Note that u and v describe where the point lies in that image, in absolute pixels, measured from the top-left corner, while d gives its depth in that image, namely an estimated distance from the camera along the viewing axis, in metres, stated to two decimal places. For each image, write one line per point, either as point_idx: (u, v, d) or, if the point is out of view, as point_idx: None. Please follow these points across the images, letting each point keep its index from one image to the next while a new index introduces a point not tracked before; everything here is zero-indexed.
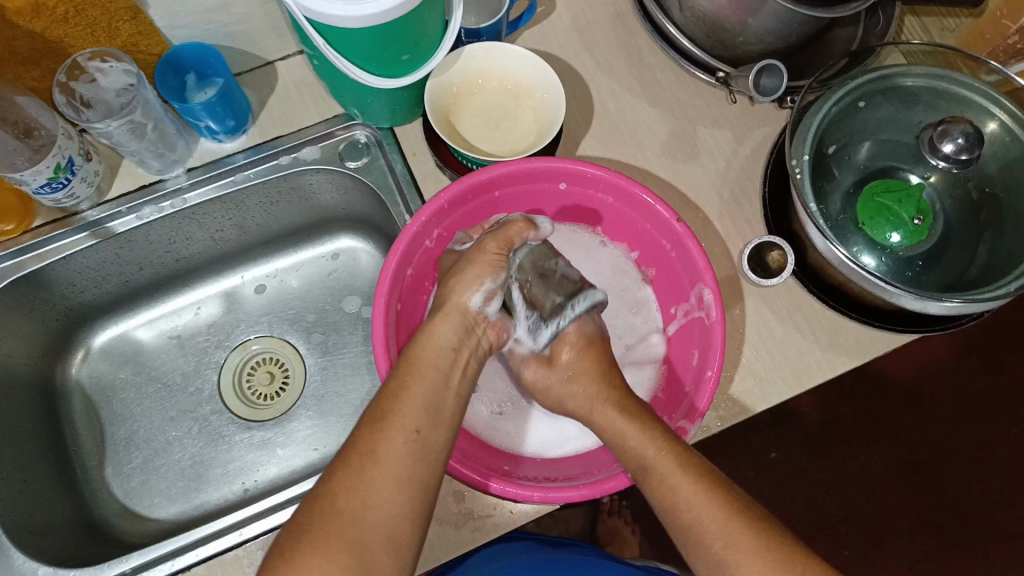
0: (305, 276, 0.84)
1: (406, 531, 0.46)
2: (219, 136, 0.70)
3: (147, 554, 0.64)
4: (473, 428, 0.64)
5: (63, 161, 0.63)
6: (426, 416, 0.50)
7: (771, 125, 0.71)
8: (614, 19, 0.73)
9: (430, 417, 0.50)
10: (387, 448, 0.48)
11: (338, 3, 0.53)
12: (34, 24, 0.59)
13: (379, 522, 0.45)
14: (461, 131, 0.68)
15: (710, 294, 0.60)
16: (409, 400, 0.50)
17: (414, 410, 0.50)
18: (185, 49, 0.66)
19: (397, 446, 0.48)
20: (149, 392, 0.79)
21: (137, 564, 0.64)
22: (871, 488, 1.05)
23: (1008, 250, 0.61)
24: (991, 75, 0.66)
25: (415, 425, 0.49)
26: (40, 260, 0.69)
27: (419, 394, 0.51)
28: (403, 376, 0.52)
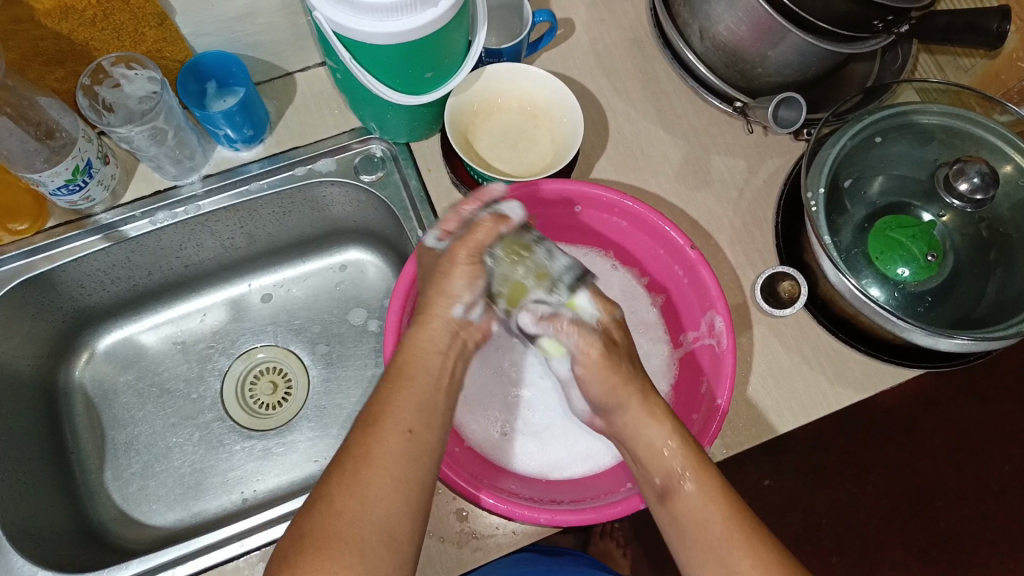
0: (312, 286, 0.83)
1: (403, 530, 0.45)
2: (236, 144, 0.71)
3: (149, 562, 0.64)
4: (480, 447, 0.64)
5: (81, 163, 0.63)
6: (418, 413, 0.49)
7: (784, 156, 0.72)
8: (633, 45, 0.74)
9: (425, 416, 0.49)
10: (381, 448, 0.47)
11: (367, 20, 0.54)
12: (61, 26, 0.59)
13: (376, 525, 0.44)
14: (479, 149, 0.68)
15: (721, 321, 0.60)
16: (401, 398, 0.49)
17: (408, 409, 0.49)
18: (208, 57, 0.66)
19: (390, 447, 0.47)
20: (151, 397, 0.79)
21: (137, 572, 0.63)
22: (865, 521, 1.04)
23: (1018, 290, 0.62)
24: (1005, 115, 0.67)
25: (409, 425, 0.48)
26: (51, 261, 0.68)
27: (411, 395, 0.50)
28: (393, 379, 0.51)
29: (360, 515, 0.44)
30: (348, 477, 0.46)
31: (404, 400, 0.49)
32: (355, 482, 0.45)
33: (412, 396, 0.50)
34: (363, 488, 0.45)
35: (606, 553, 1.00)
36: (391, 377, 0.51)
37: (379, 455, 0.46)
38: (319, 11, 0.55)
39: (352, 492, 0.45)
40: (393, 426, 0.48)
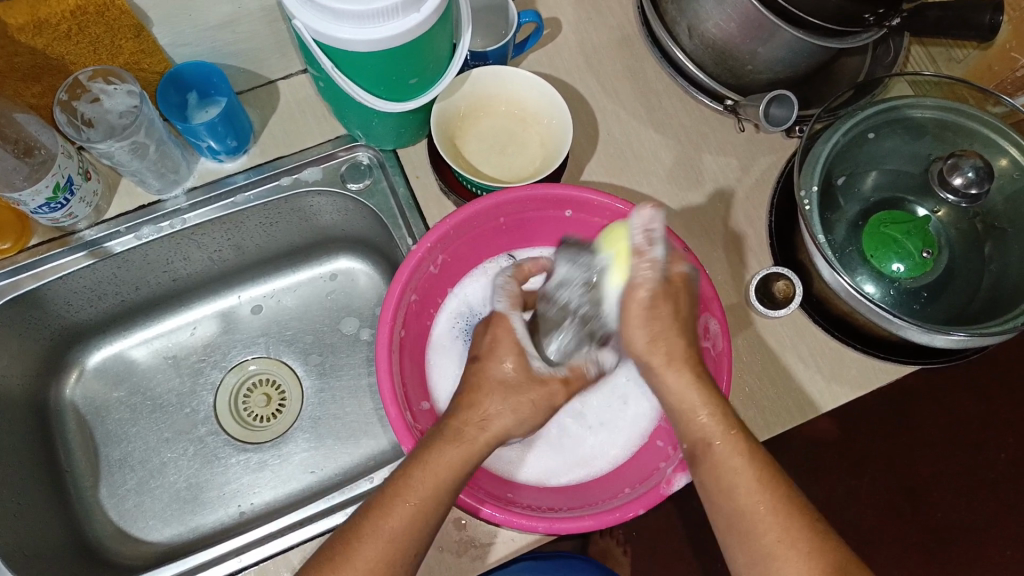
0: (302, 295, 0.82)
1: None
2: (220, 155, 0.69)
3: None
4: None
5: (62, 180, 0.62)
6: (440, 490, 0.49)
7: (777, 153, 0.71)
8: (621, 44, 0.73)
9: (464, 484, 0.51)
10: (415, 511, 0.48)
11: (348, 28, 0.53)
12: (36, 41, 0.57)
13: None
14: (467, 154, 0.67)
15: (716, 325, 0.60)
16: (430, 469, 0.49)
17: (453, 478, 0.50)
18: (188, 67, 0.65)
19: (413, 517, 0.48)
20: (144, 412, 0.78)
21: None
22: (861, 511, 1.04)
23: (1014, 285, 0.61)
24: (999, 107, 0.66)
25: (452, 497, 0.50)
26: (36, 280, 0.67)
27: (460, 465, 0.50)
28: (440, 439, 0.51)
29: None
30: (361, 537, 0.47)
31: (433, 478, 0.49)
32: (371, 547, 0.47)
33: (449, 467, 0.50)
34: (375, 556, 0.47)
35: (606, 551, 0.99)
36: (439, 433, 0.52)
37: (398, 521, 0.48)
38: (299, 19, 0.54)
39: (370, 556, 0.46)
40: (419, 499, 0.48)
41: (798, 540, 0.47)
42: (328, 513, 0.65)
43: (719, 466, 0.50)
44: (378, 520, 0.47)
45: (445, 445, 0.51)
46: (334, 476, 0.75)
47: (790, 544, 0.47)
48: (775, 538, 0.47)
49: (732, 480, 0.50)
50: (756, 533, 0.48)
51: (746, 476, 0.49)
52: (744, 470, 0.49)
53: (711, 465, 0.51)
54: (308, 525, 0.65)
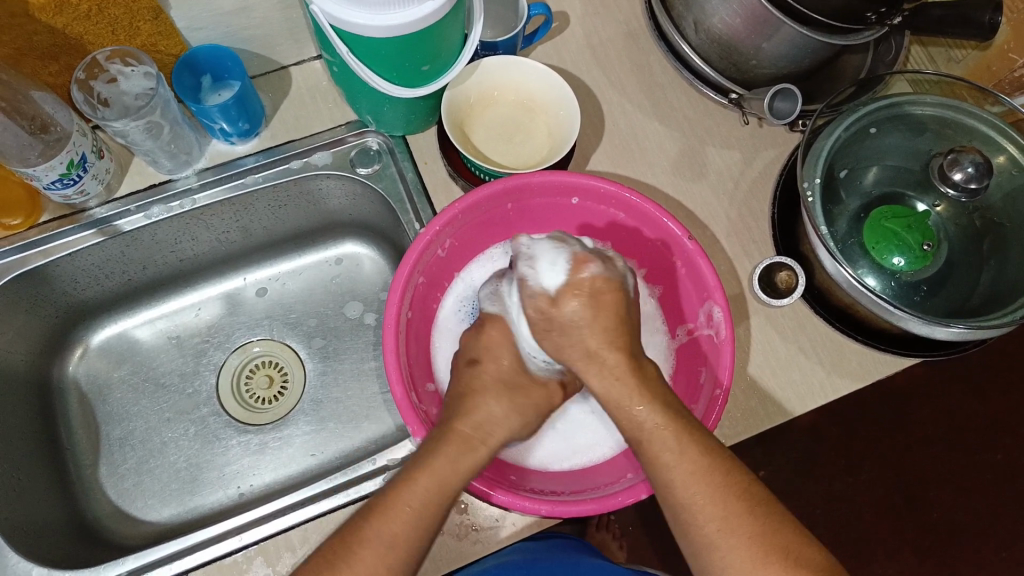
0: (306, 280, 0.83)
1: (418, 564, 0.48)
2: (231, 138, 0.70)
3: (146, 557, 0.64)
4: None
5: (76, 157, 0.63)
6: (440, 491, 0.49)
7: (780, 148, 0.72)
8: (628, 38, 0.74)
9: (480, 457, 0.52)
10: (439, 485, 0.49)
11: (364, 12, 0.54)
12: (56, 19, 0.58)
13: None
14: (475, 141, 0.68)
15: (719, 312, 0.61)
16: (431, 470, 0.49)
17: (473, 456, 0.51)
18: (203, 50, 0.66)
19: (417, 517, 0.48)
20: (146, 392, 0.78)
21: (134, 567, 0.63)
22: (859, 514, 1.02)
23: (1013, 280, 0.62)
24: (997, 106, 0.67)
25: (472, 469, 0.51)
26: (45, 256, 0.68)
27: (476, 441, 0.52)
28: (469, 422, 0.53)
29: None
30: (361, 544, 0.46)
31: (435, 476, 0.49)
32: (374, 549, 0.46)
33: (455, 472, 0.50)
34: (376, 560, 0.46)
35: (603, 544, 0.99)
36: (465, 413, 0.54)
37: (419, 494, 0.48)
38: (316, 4, 0.55)
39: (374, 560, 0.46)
40: (417, 499, 0.48)
41: (738, 529, 0.48)
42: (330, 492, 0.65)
43: (673, 464, 0.50)
44: (375, 528, 0.47)
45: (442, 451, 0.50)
46: (335, 459, 0.75)
47: (732, 533, 0.48)
48: (717, 528, 0.48)
49: (673, 475, 0.50)
50: (699, 524, 0.49)
51: (683, 471, 0.49)
52: (686, 463, 0.50)
53: (651, 461, 0.51)
54: (310, 504, 0.65)
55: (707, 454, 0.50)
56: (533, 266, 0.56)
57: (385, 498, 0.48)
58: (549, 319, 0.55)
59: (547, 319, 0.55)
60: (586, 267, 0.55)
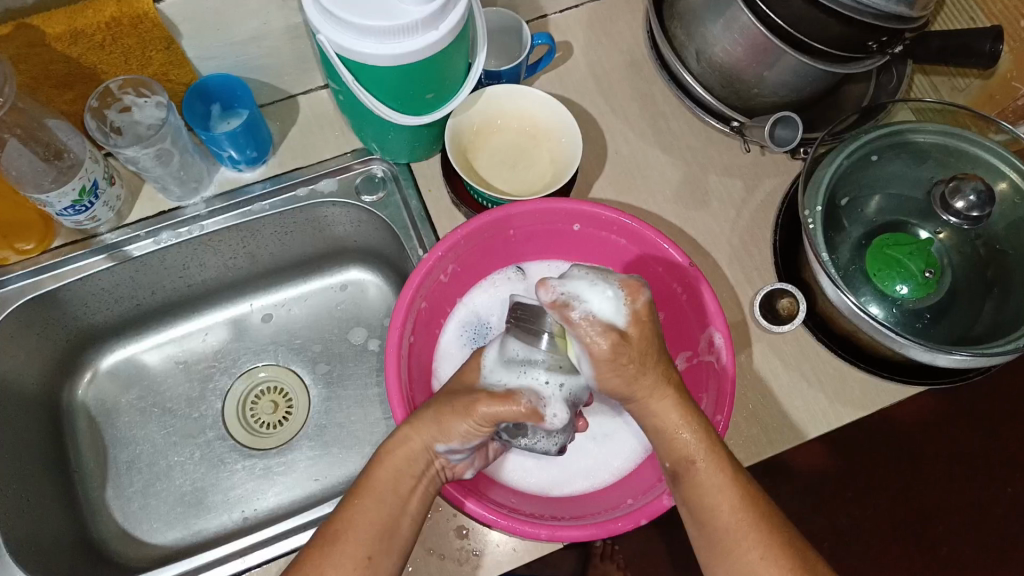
0: (312, 305, 0.84)
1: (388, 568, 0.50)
2: (240, 165, 0.72)
3: None
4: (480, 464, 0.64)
5: (88, 183, 0.64)
6: (407, 478, 0.53)
7: (782, 176, 0.72)
8: (630, 67, 0.75)
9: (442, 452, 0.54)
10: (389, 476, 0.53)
11: (370, 42, 0.55)
12: (71, 49, 0.60)
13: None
14: (478, 168, 0.69)
15: (721, 339, 0.60)
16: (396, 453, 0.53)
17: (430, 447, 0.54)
18: (213, 79, 0.67)
19: (382, 510, 0.51)
20: (152, 416, 0.79)
21: None
22: (865, 546, 1.01)
23: (1018, 308, 0.62)
24: (1000, 134, 0.67)
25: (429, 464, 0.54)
26: (56, 280, 0.69)
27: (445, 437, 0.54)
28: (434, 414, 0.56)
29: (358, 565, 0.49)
30: (335, 535, 0.50)
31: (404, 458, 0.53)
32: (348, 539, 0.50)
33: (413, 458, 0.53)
34: (348, 551, 0.49)
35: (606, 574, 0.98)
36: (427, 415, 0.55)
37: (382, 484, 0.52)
38: (323, 34, 0.56)
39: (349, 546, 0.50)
40: (385, 485, 0.52)
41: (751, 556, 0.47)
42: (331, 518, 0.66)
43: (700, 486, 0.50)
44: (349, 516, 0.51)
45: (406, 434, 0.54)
46: (338, 485, 0.75)
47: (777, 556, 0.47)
48: (758, 555, 0.48)
49: (710, 501, 0.50)
50: (739, 549, 0.48)
51: (723, 497, 0.49)
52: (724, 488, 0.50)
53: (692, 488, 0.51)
54: (313, 529, 0.65)
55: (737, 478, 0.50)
56: (588, 303, 0.50)
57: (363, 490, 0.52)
58: (565, 356, 0.55)
59: (562, 355, 0.55)
60: (639, 294, 0.51)
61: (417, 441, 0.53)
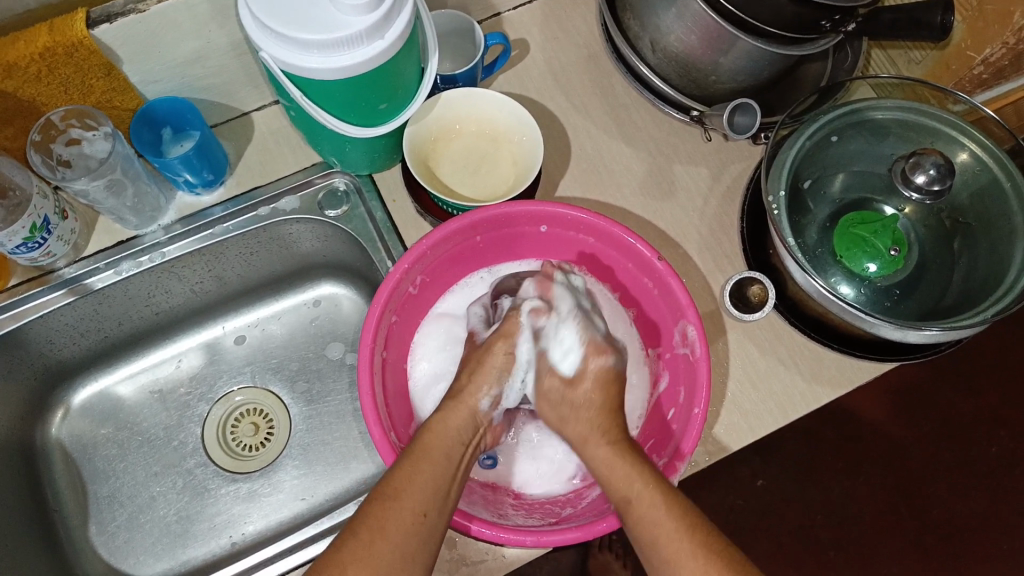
0: (287, 323, 0.83)
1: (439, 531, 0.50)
2: (196, 188, 0.70)
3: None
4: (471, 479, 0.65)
5: (38, 220, 0.62)
6: (453, 459, 0.54)
7: (746, 161, 0.72)
8: (588, 61, 0.74)
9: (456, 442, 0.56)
10: (434, 446, 0.54)
11: (314, 56, 0.53)
12: (7, 83, 0.57)
13: (429, 541, 0.49)
14: (441, 176, 0.68)
15: (693, 330, 0.60)
16: (418, 483, 0.51)
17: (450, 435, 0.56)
18: (159, 103, 0.65)
19: (430, 476, 0.52)
20: (131, 448, 0.78)
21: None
22: (857, 516, 1.01)
23: (984, 278, 0.62)
24: (958, 105, 0.68)
25: (454, 449, 0.55)
26: (16, 320, 0.67)
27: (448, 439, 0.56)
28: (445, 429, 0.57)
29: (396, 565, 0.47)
30: (390, 506, 0.49)
31: (424, 498, 0.50)
32: (388, 532, 0.48)
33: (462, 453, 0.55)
34: (404, 515, 0.49)
35: (605, 566, 0.99)
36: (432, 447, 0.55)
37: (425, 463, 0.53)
38: (265, 51, 0.54)
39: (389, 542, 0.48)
40: (402, 540, 0.48)
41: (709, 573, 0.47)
42: (318, 538, 0.65)
43: (641, 519, 0.50)
44: (403, 483, 0.51)
45: (435, 452, 0.54)
46: (325, 502, 0.75)
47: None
48: None
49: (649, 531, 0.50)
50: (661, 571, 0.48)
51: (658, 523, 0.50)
52: (662, 523, 0.49)
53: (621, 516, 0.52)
54: (299, 549, 0.64)
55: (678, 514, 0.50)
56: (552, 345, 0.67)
57: (363, 542, 0.47)
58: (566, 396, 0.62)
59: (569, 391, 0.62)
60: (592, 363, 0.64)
61: (464, 408, 0.59)
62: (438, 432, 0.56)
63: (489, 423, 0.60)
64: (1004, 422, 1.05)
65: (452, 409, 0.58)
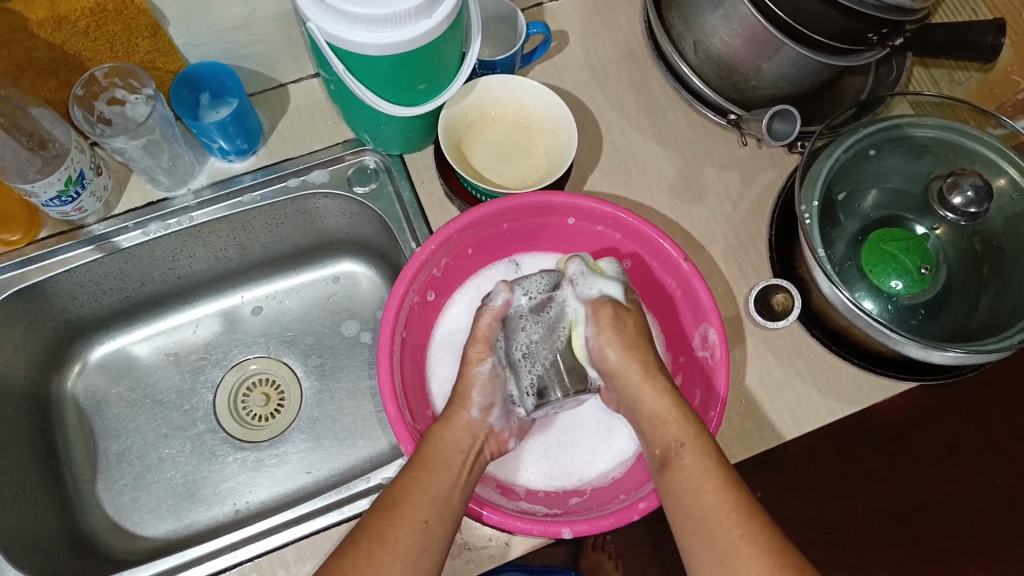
0: (303, 298, 0.83)
1: (442, 538, 0.50)
2: (229, 156, 0.71)
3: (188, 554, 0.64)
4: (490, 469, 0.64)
5: (74, 173, 0.63)
6: (457, 464, 0.54)
7: (778, 169, 0.72)
8: (626, 57, 0.74)
9: (457, 452, 0.55)
10: (437, 454, 0.54)
11: (360, 30, 0.54)
12: (54, 35, 0.58)
13: (431, 548, 0.49)
14: (472, 161, 0.68)
15: (715, 334, 0.59)
16: (421, 492, 0.51)
17: (454, 441, 0.56)
18: (201, 68, 0.66)
19: (430, 485, 0.52)
20: (143, 408, 0.78)
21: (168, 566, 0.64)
22: (857, 537, 1.01)
23: (1011, 304, 0.61)
24: (998, 128, 0.67)
25: (460, 454, 0.55)
26: (43, 272, 0.68)
27: (444, 451, 0.55)
28: (436, 440, 0.56)
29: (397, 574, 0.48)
30: (387, 518, 0.50)
31: (425, 504, 0.51)
32: (387, 546, 0.48)
33: (465, 459, 0.55)
34: (405, 527, 0.49)
35: (598, 565, 0.99)
36: (419, 460, 0.54)
37: (429, 475, 0.52)
38: (312, 22, 0.55)
39: (391, 555, 0.48)
40: (393, 563, 0.48)
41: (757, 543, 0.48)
42: (323, 511, 0.65)
43: (686, 469, 0.52)
44: (403, 492, 0.51)
45: (438, 466, 0.53)
46: (329, 477, 0.75)
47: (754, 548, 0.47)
48: (738, 535, 0.48)
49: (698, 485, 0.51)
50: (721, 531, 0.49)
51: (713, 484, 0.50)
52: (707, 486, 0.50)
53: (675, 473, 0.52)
54: (305, 521, 0.65)
55: (727, 484, 0.50)
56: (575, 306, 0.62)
57: (363, 551, 0.48)
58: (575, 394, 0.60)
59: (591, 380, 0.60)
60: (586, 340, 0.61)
61: (455, 421, 0.57)
62: (447, 447, 0.55)
63: (489, 431, 0.59)
64: (1019, 455, 1.04)
65: (452, 418, 0.58)
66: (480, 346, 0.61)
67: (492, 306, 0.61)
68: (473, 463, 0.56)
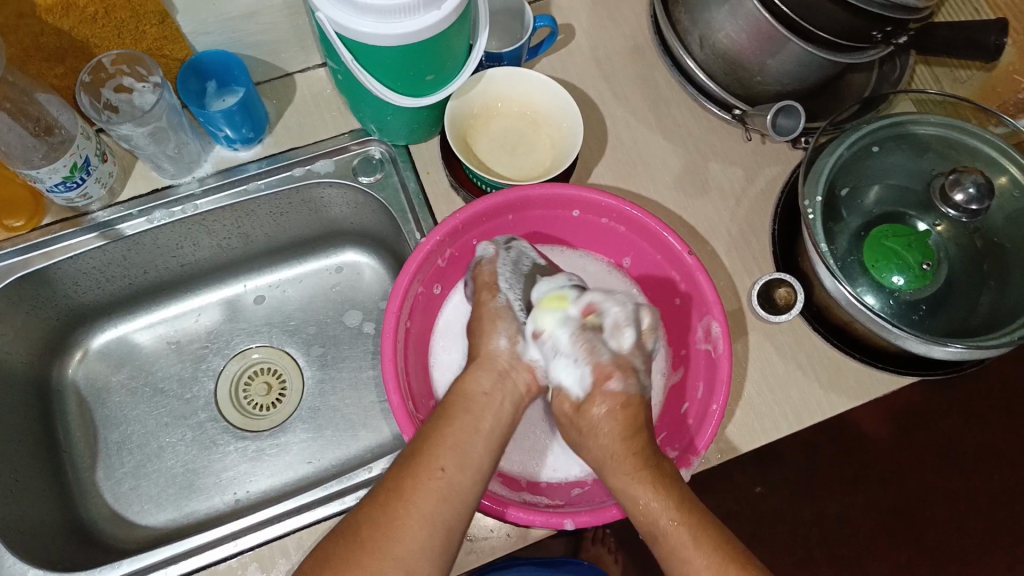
0: (306, 287, 0.83)
1: (463, 485, 0.50)
2: (235, 144, 0.71)
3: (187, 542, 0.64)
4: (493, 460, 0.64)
5: (80, 160, 0.63)
6: (476, 418, 0.55)
7: (782, 164, 0.72)
8: (632, 51, 0.75)
9: (481, 405, 0.56)
10: (455, 410, 0.55)
11: (369, 21, 0.54)
12: (63, 21, 0.58)
13: (451, 494, 0.49)
14: (478, 152, 0.68)
15: (718, 328, 0.60)
16: (441, 443, 0.52)
17: (474, 394, 0.57)
18: (209, 57, 0.66)
19: (447, 437, 0.52)
20: (144, 396, 0.78)
21: (166, 557, 0.64)
22: (853, 534, 1.01)
23: (1012, 301, 0.62)
24: (1000, 127, 0.67)
25: (481, 401, 0.56)
26: (46, 259, 0.68)
27: (461, 406, 0.55)
28: (457, 396, 0.57)
29: (419, 519, 0.47)
30: (407, 470, 0.50)
31: (443, 450, 0.51)
32: (407, 496, 0.48)
33: (486, 404, 0.56)
34: (425, 477, 0.49)
35: (597, 558, 0.99)
36: (439, 415, 0.55)
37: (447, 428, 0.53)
38: (322, 12, 0.55)
39: (411, 503, 0.48)
40: (414, 512, 0.48)
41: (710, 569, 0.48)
42: (325, 501, 0.65)
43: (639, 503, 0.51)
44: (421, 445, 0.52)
45: (459, 414, 0.54)
46: (330, 467, 0.75)
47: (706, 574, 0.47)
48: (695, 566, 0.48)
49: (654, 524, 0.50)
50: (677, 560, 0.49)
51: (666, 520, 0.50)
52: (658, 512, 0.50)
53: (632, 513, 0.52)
54: (308, 509, 0.65)
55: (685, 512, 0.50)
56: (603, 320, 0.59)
57: (382, 502, 0.48)
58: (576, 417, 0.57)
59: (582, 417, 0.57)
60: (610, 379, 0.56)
61: (487, 361, 0.59)
62: (469, 393, 0.56)
63: (517, 362, 0.60)
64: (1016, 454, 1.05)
65: (479, 365, 0.59)
66: (487, 291, 0.62)
67: (485, 261, 0.63)
68: (495, 410, 0.56)
